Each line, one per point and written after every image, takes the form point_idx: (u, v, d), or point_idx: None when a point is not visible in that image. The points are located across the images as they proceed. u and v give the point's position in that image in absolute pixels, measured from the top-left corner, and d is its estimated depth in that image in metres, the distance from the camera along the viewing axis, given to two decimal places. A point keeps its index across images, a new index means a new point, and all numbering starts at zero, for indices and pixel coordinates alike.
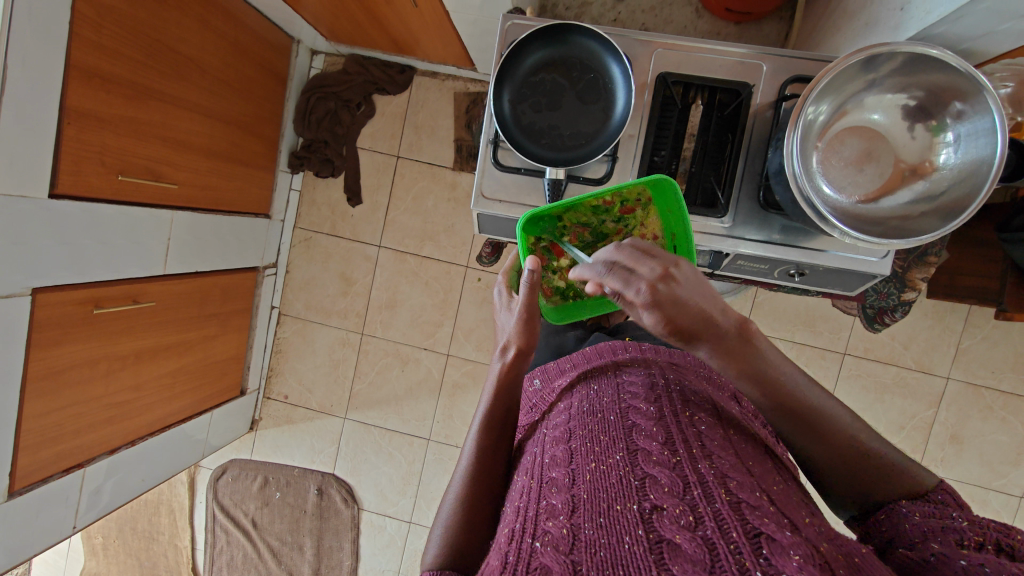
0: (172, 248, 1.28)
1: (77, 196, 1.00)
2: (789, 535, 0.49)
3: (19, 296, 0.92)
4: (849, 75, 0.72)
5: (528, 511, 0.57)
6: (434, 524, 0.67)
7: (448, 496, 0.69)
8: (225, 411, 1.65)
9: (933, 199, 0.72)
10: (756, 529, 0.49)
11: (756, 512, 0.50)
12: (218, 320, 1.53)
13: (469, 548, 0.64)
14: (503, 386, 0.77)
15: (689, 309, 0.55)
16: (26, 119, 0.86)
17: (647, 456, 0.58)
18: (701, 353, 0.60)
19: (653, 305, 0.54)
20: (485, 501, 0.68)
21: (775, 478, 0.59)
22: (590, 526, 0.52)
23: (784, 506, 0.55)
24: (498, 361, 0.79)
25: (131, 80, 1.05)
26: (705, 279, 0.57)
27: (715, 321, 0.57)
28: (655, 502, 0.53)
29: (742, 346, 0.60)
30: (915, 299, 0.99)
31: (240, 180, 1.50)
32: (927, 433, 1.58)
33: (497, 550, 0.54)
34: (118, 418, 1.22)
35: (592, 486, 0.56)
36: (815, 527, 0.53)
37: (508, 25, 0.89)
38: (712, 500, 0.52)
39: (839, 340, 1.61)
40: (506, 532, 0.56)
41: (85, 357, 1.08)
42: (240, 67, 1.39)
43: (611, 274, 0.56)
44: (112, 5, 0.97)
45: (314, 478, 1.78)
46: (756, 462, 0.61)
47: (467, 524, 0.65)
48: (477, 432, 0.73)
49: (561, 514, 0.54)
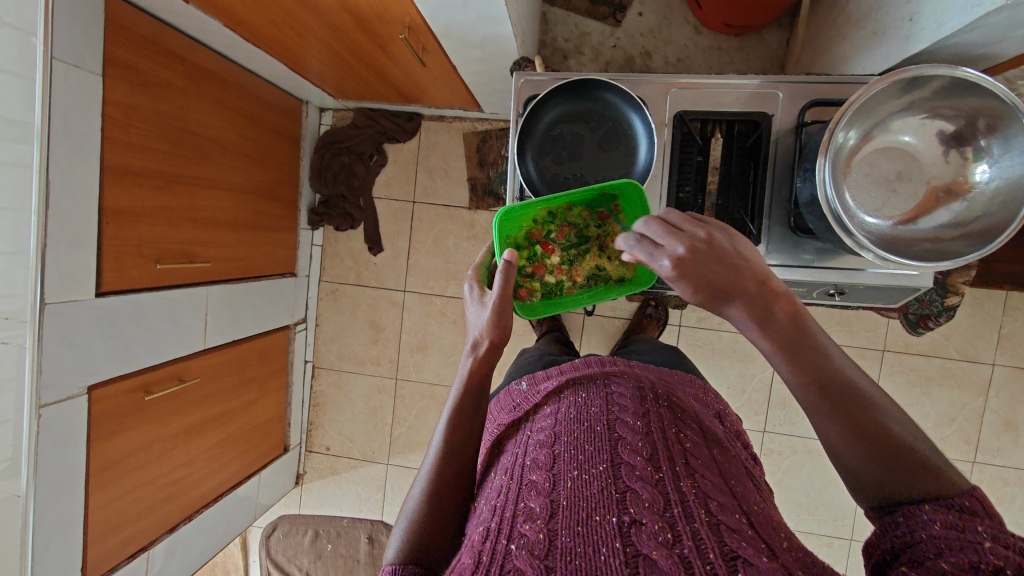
0: (210, 323, 1.31)
1: (120, 290, 1.05)
2: (766, 560, 0.53)
3: (76, 396, 0.96)
4: (880, 101, 0.73)
5: (505, 511, 0.59)
6: (399, 518, 0.65)
7: (416, 488, 0.67)
8: (272, 470, 1.67)
9: (962, 226, 0.72)
10: (734, 552, 0.52)
11: (734, 536, 0.54)
12: (258, 383, 1.56)
13: (435, 545, 0.63)
14: (473, 382, 0.71)
15: (716, 276, 0.56)
16: (68, 228, 0.91)
17: (630, 471, 0.61)
18: (737, 319, 0.60)
19: (678, 274, 0.56)
20: (454, 501, 0.66)
21: (755, 500, 0.63)
22: (567, 532, 0.55)
23: (762, 529, 0.58)
24: (466, 358, 0.72)
25: (159, 172, 1.10)
26: (740, 247, 0.58)
27: (747, 287, 0.57)
28: (635, 516, 0.56)
29: (780, 316, 0.58)
30: (959, 303, 0.97)
31: (266, 244, 1.53)
32: (980, 422, 1.51)
33: (472, 548, 0.56)
34: (174, 496, 1.25)
35: (573, 494, 0.59)
36: (793, 553, 0.56)
37: (522, 82, 0.92)
38: (691, 520, 0.56)
39: (877, 337, 1.53)
40: (483, 530, 0.58)
41: (138, 442, 1.11)
42: (257, 137, 1.43)
43: (638, 248, 0.59)
44: (137, 104, 1.02)
45: (364, 525, 1.79)
46: (739, 481, 0.66)
47: (433, 520, 0.64)
48: (446, 424, 0.69)
49: (539, 518, 0.57)
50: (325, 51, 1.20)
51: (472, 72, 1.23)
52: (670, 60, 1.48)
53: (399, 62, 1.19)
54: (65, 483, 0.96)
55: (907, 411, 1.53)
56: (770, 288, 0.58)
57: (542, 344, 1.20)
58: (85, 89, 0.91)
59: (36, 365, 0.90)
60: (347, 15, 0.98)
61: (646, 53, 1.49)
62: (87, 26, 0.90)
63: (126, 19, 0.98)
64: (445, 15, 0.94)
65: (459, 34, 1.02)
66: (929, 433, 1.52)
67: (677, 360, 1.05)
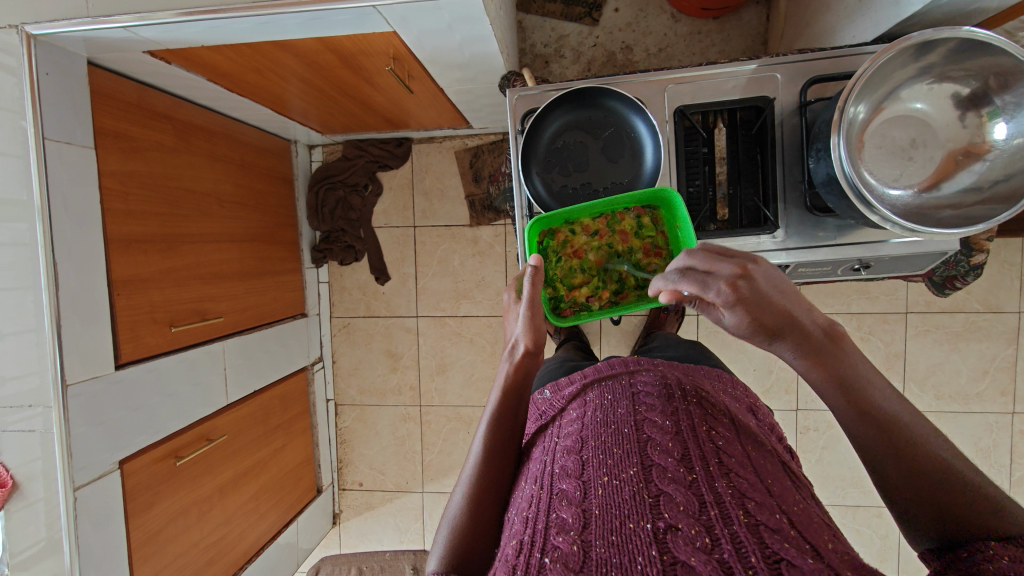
0: (229, 377, 1.30)
1: (140, 358, 1.05)
2: (810, 559, 0.46)
3: (108, 473, 0.97)
4: (897, 65, 0.74)
5: (537, 522, 0.53)
6: (439, 526, 0.61)
7: (456, 494, 0.63)
8: (309, 514, 1.65)
9: (984, 189, 0.74)
10: (776, 553, 0.46)
11: (776, 535, 0.48)
12: (284, 429, 1.55)
13: (474, 556, 0.58)
14: (511, 387, 0.70)
15: (771, 308, 0.55)
16: (81, 307, 0.91)
17: (662, 473, 0.54)
18: (783, 352, 0.59)
19: (739, 307, 0.54)
20: (493, 507, 0.62)
21: (792, 494, 0.55)
22: (601, 543, 0.49)
23: (804, 527, 0.51)
24: (505, 363, 0.72)
25: (163, 233, 1.09)
26: (786, 276, 0.57)
27: (799, 318, 0.57)
28: (669, 521, 0.50)
29: (830, 347, 0.58)
30: (984, 261, 0.98)
31: (274, 289, 1.52)
32: (1013, 371, 1.48)
33: (505, 563, 0.50)
34: (217, 557, 1.23)
35: (605, 501, 0.53)
36: (841, 553, 0.49)
37: (515, 99, 0.92)
38: (728, 522, 0.49)
39: (897, 300, 1.50)
40: (515, 544, 0.52)
41: (175, 510, 1.11)
42: (252, 183, 1.42)
43: (686, 279, 0.56)
44: (133, 171, 1.02)
45: (407, 557, 1.65)
46: (775, 478, 0.57)
47: (474, 527, 0.59)
48: (486, 430, 0.67)
49: (572, 529, 0.51)
50: (308, 91, 1.18)
51: (459, 91, 1.20)
52: (651, 51, 1.45)
53: (385, 92, 1.18)
54: (109, 561, 0.96)
55: (936, 370, 1.50)
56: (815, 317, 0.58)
57: (563, 352, 1.15)
58: (80, 166, 0.91)
59: (66, 448, 0.89)
60: (330, 54, 0.97)
61: (627, 48, 1.46)
62: (74, 102, 0.90)
63: (110, 89, 0.98)
64: (429, 41, 0.93)
65: (446, 57, 1.01)
66: (961, 390, 1.50)
67: (700, 353, 1.00)
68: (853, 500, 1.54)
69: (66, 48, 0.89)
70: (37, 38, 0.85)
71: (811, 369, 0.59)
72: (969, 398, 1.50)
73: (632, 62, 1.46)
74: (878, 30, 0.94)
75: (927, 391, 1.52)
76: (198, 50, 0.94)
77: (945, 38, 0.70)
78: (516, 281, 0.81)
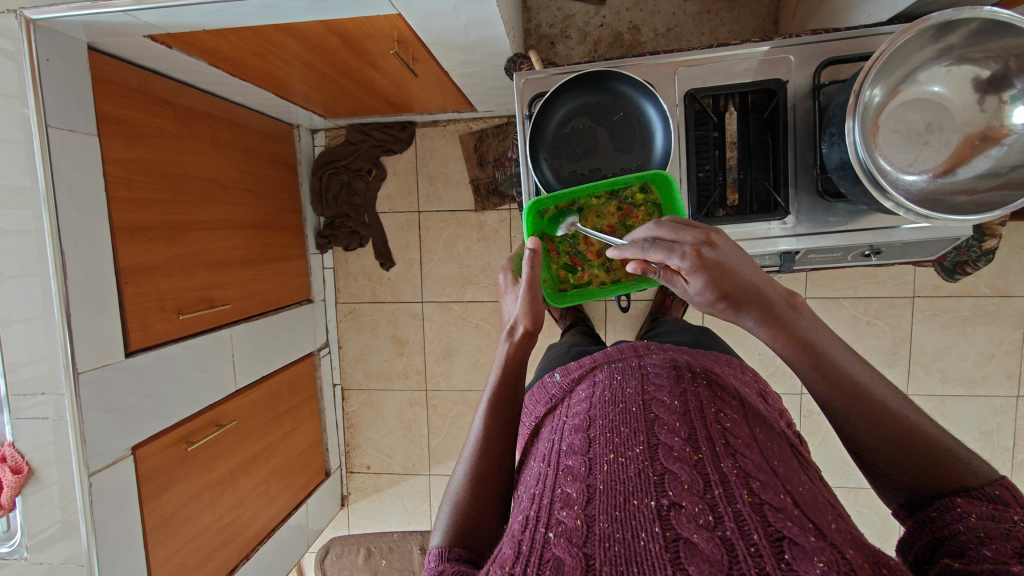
0: (238, 363, 1.31)
1: (150, 346, 1.06)
2: (813, 539, 0.46)
3: (121, 459, 0.98)
4: (917, 44, 0.72)
5: (543, 498, 0.53)
6: (444, 500, 0.61)
7: (458, 471, 0.63)
8: (317, 496, 1.67)
9: (1001, 174, 0.73)
10: (779, 532, 0.46)
11: (779, 514, 0.47)
12: (292, 415, 1.56)
13: (477, 531, 0.58)
14: (511, 366, 0.71)
15: (734, 275, 0.55)
16: (90, 296, 0.91)
17: (668, 453, 0.55)
18: (747, 321, 0.58)
19: (701, 267, 0.54)
20: (495, 486, 0.62)
21: (800, 478, 0.55)
22: (604, 518, 0.49)
23: (808, 507, 0.51)
24: (504, 343, 0.73)
25: (168, 220, 1.09)
26: (741, 247, 0.57)
27: (758, 287, 0.56)
28: (673, 499, 0.50)
29: (791, 315, 0.58)
30: (997, 246, 0.97)
31: (279, 275, 1.52)
32: (1020, 355, 1.47)
33: (511, 538, 0.51)
34: (230, 539, 1.26)
35: (610, 478, 0.53)
36: (843, 533, 0.49)
37: (523, 82, 0.91)
38: (733, 501, 0.49)
39: (905, 285, 1.49)
40: (520, 519, 0.52)
41: (187, 493, 1.13)
42: (256, 169, 1.41)
43: (655, 248, 0.55)
44: (137, 158, 1.01)
45: (415, 538, 1.77)
46: (782, 459, 0.57)
47: (476, 503, 0.60)
48: (487, 407, 0.67)
49: (576, 504, 0.51)
50: (312, 75, 1.16)
51: (463, 74, 1.18)
52: (659, 31, 1.42)
53: (389, 75, 1.16)
54: (125, 543, 0.98)
55: (941, 354, 1.50)
56: (774, 288, 0.58)
57: (569, 337, 1.14)
58: (84, 154, 0.90)
59: (79, 435, 0.91)
60: (333, 38, 0.95)
61: (634, 27, 1.42)
62: (76, 88, 0.89)
63: (111, 74, 0.96)
64: (435, 24, 0.92)
65: (451, 40, 0.99)
66: (967, 374, 1.50)
67: (708, 338, 0.99)
68: (855, 482, 1.56)
69: (66, 32, 0.88)
70: (35, 23, 0.84)
71: (775, 336, 0.58)
72: (974, 381, 1.50)
73: (639, 42, 1.43)
74: (896, 9, 0.91)
75: (932, 375, 1.52)
76: (200, 33, 0.93)
77: (968, 18, 0.68)
78: (510, 262, 0.82)
